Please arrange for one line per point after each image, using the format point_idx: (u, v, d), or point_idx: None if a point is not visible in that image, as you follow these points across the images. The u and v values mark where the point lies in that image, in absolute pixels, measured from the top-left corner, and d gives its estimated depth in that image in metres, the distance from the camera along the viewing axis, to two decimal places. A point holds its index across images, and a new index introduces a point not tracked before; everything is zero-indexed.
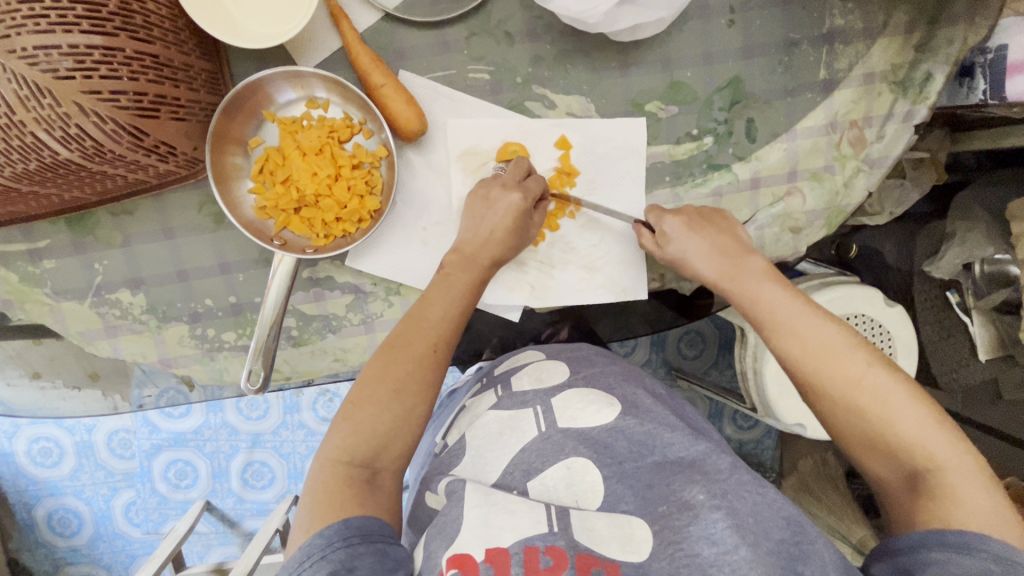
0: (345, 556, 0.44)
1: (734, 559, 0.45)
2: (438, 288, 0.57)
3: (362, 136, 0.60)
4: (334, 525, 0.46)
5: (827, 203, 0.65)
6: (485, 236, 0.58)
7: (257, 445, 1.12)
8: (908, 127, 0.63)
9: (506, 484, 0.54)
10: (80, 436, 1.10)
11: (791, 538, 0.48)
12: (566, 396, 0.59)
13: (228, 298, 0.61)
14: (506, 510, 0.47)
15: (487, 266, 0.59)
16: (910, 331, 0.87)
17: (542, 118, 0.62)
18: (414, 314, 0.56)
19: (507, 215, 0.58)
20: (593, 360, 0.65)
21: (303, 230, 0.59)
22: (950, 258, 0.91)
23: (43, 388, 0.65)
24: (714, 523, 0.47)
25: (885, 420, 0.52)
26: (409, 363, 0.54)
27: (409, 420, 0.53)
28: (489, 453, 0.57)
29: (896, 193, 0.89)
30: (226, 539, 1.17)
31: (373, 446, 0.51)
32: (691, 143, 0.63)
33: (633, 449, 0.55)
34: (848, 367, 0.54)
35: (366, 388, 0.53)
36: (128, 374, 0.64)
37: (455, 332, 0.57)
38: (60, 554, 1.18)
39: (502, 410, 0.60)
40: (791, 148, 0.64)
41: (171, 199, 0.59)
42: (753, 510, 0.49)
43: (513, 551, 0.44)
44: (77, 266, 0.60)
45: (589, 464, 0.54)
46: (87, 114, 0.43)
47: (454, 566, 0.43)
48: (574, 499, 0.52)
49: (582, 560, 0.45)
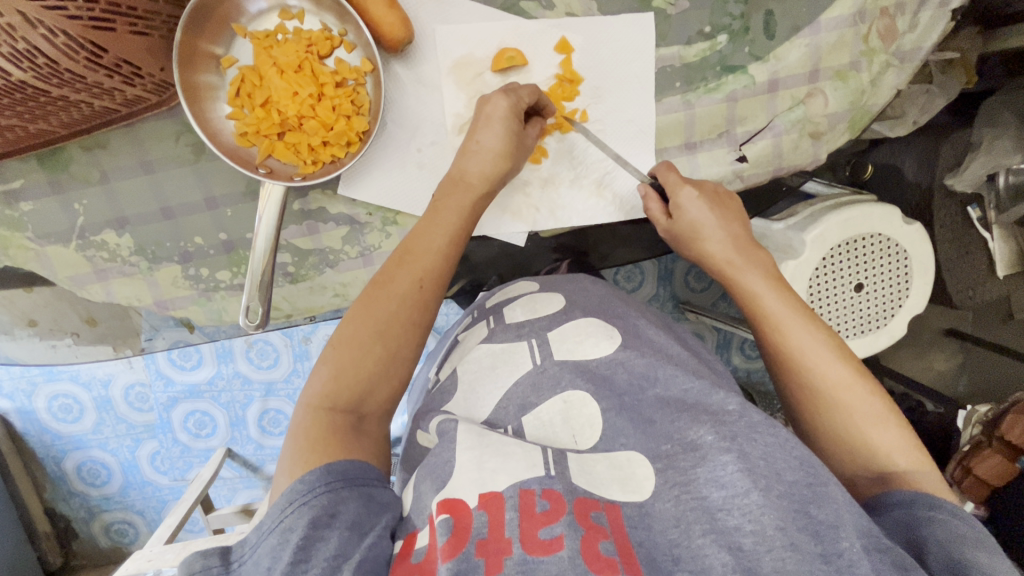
0: (327, 502, 0.41)
1: (745, 503, 0.41)
2: (426, 219, 0.55)
3: (343, 50, 0.55)
4: (317, 470, 0.43)
5: (851, 104, 0.60)
6: (475, 151, 0.55)
7: (271, 394, 1.11)
8: (946, 11, 0.58)
9: (498, 419, 0.52)
10: (97, 392, 1.09)
11: (804, 480, 0.43)
12: (563, 329, 0.57)
13: (218, 235, 0.58)
14: (500, 452, 0.45)
15: (477, 184, 0.56)
16: (926, 249, 0.83)
17: (539, 19, 0.56)
18: (407, 248, 0.54)
19: (496, 121, 0.54)
20: (590, 290, 0.63)
21: (289, 156, 0.55)
22: (975, 168, 0.86)
23: (55, 348, 0.65)
24: (723, 466, 0.43)
25: (856, 424, 0.53)
26: (392, 303, 0.52)
27: (394, 362, 0.51)
28: (480, 388, 0.55)
29: (921, 101, 0.82)
30: (251, 483, 1.21)
31: (357, 391, 0.49)
32: (703, 43, 0.58)
33: (634, 381, 0.52)
34: (828, 370, 0.54)
35: (348, 329, 0.51)
36: (136, 330, 0.64)
37: (445, 264, 0.55)
38: (94, 502, 1.22)
39: (494, 344, 0.58)
40: (813, 43, 0.58)
41: (145, 129, 0.55)
42: (764, 452, 0.44)
43: (507, 495, 0.42)
44: (56, 207, 0.57)
45: (587, 397, 0.51)
46: (34, 26, 0.39)
47: (444, 510, 0.41)
48: (572, 436, 0.50)
49: (580, 505, 0.42)
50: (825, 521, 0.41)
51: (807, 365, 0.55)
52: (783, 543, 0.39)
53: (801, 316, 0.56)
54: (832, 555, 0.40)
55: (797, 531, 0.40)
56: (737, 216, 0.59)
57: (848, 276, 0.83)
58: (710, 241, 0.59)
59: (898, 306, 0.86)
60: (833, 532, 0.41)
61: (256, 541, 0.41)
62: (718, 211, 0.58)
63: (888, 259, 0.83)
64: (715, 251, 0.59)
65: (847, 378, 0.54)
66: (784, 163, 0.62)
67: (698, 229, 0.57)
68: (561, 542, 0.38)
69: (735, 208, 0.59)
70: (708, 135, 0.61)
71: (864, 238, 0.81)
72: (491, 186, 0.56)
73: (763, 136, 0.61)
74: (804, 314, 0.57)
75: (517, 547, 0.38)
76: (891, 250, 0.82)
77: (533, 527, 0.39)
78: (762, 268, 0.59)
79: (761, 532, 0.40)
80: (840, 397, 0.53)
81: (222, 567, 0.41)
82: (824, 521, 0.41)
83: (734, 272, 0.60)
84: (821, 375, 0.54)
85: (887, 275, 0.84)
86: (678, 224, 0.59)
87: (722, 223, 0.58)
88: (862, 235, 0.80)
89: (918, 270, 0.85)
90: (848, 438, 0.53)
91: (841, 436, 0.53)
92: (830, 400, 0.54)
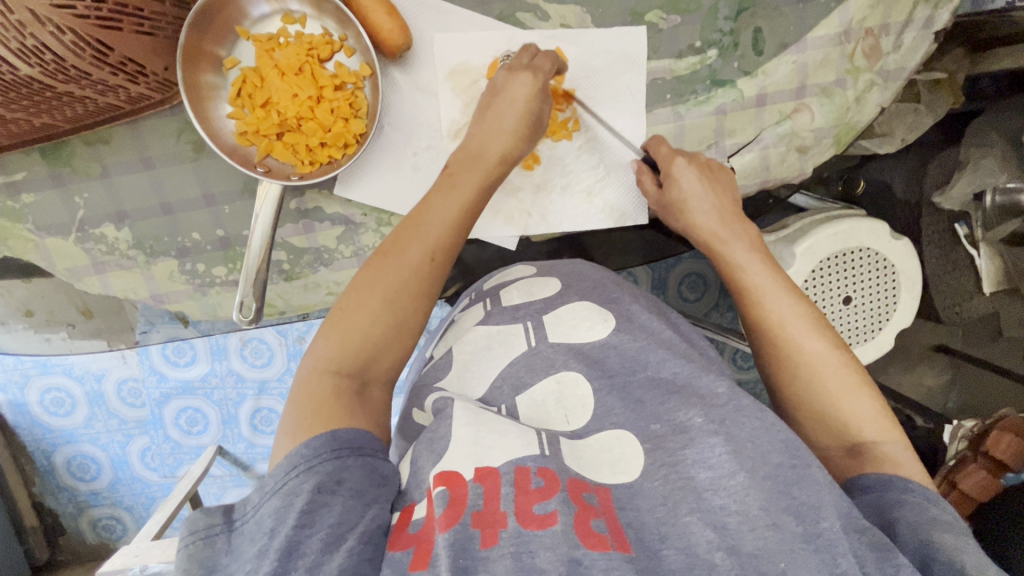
0: (332, 469, 0.40)
1: (731, 484, 0.42)
2: (441, 192, 0.54)
3: (343, 54, 0.56)
4: (322, 437, 0.42)
5: (836, 120, 0.62)
6: (494, 129, 0.55)
7: (265, 392, 1.12)
8: (928, 34, 0.60)
9: (493, 398, 0.54)
10: (90, 386, 1.09)
11: (788, 462, 0.44)
12: (559, 312, 0.57)
13: (216, 231, 0.60)
14: (496, 430, 0.46)
15: (494, 164, 0.56)
16: (914, 264, 0.85)
17: (534, 30, 0.58)
18: (415, 215, 0.53)
19: (518, 100, 0.55)
20: (586, 274, 0.62)
21: (287, 156, 0.56)
22: (962, 187, 0.87)
23: (49, 340, 0.66)
24: (711, 448, 0.44)
25: (828, 397, 0.53)
26: (404, 271, 0.51)
27: (403, 332, 0.50)
28: (475, 366, 0.56)
29: (909, 120, 0.83)
30: (241, 480, 1.21)
31: (363, 356, 0.48)
32: (694, 57, 0.59)
33: (625, 363, 0.53)
34: (806, 343, 0.54)
35: (356, 294, 0.50)
36: (130, 326, 0.66)
37: (456, 236, 0.53)
38: (82, 497, 1.22)
39: (491, 324, 0.59)
40: (800, 60, 0.60)
41: (147, 127, 0.57)
42: (751, 435, 0.45)
43: (503, 471, 0.42)
44: (57, 200, 0.58)
45: (579, 378, 0.52)
46: (42, 23, 0.40)
47: (441, 483, 0.41)
48: (563, 415, 0.51)
49: (573, 484, 0.43)
50: (807, 501, 0.42)
51: (787, 337, 0.55)
52: (766, 522, 0.40)
53: (782, 289, 0.57)
54: (811, 535, 0.41)
55: (780, 511, 0.41)
56: (727, 192, 0.60)
57: (837, 288, 0.84)
58: (698, 213, 0.59)
59: (885, 320, 0.87)
60: (815, 513, 0.41)
61: (259, 503, 0.40)
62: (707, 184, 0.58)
63: (875, 272, 0.85)
64: (702, 224, 0.59)
65: (828, 351, 0.54)
66: (770, 175, 0.64)
67: (687, 200, 0.58)
68: (555, 517, 0.38)
69: (725, 183, 0.60)
70: (697, 146, 0.62)
71: (852, 252, 0.83)
72: (505, 167, 0.57)
73: (750, 149, 0.63)
74: (785, 288, 0.57)
75: (511, 521, 0.39)
76: (878, 264, 0.84)
77: (528, 502, 0.40)
78: (747, 240, 0.59)
79: (745, 512, 0.41)
80: (819, 372, 0.53)
81: (225, 525, 0.40)
82: (807, 501, 0.42)
83: (718, 246, 0.60)
84: (799, 349, 0.54)
85: (874, 288, 0.85)
86: (667, 194, 0.59)
87: (710, 195, 0.58)
88: (850, 248, 0.82)
89: (906, 284, 0.86)
90: (822, 413, 0.53)
91: (818, 412, 0.53)
92: (809, 374, 0.54)
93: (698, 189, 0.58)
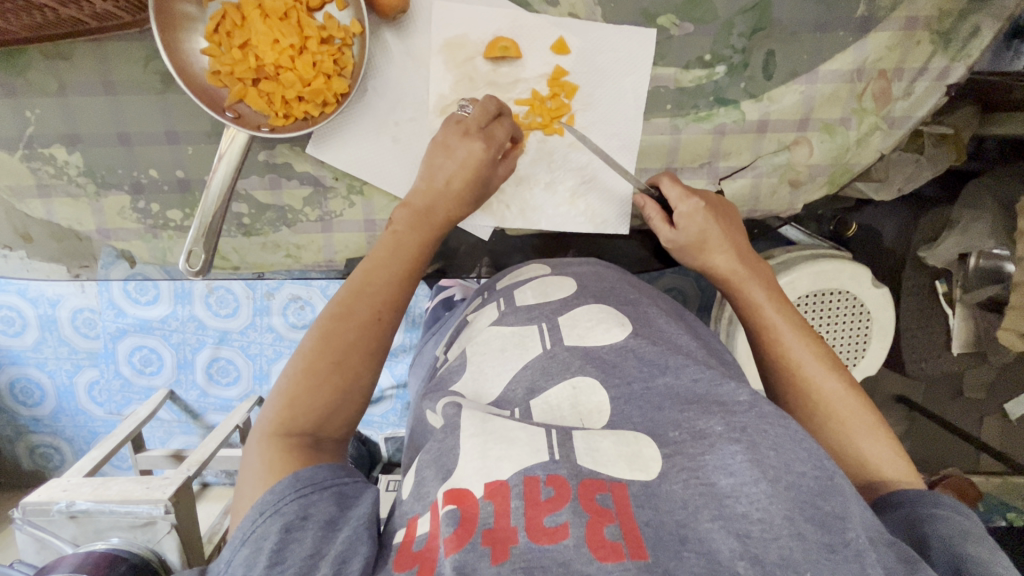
0: (298, 507, 0.38)
1: (754, 492, 0.36)
2: (387, 246, 0.51)
3: (335, 6, 0.53)
4: (284, 480, 0.40)
5: (833, 158, 0.60)
6: (442, 189, 0.52)
7: (223, 343, 1.05)
8: (941, 85, 0.58)
9: (505, 401, 0.47)
10: (44, 309, 1.02)
11: (812, 472, 0.38)
12: (574, 314, 0.52)
13: (175, 172, 0.56)
14: (505, 438, 0.39)
15: (441, 225, 0.53)
16: (889, 315, 0.84)
17: (541, 14, 0.55)
18: (358, 278, 0.49)
19: (466, 166, 0.52)
20: (604, 275, 0.57)
21: (261, 105, 0.52)
22: (948, 248, 0.85)
23: (4, 258, 0.58)
24: (732, 455, 0.38)
25: (846, 438, 0.50)
26: (352, 332, 0.47)
27: (354, 392, 0.46)
28: (489, 369, 0.50)
29: (908, 170, 0.75)
30: (189, 429, 1.14)
31: (316, 415, 0.44)
32: (701, 70, 0.57)
33: (643, 368, 0.46)
34: (822, 385, 0.51)
35: (304, 359, 0.45)
36: (96, 254, 0.58)
37: (402, 297, 0.50)
38: (22, 422, 1.14)
39: (505, 326, 0.53)
40: (808, 91, 0.58)
41: (114, 48, 0.53)
42: (774, 442, 0.39)
43: (512, 483, 0.37)
44: (8, 112, 0.54)
45: (596, 385, 0.46)
46: None
47: (450, 501, 0.37)
48: (579, 419, 0.44)
49: (586, 488, 0.37)
50: (832, 511, 0.37)
51: (805, 376, 0.52)
52: (790, 532, 0.35)
53: (796, 327, 0.54)
54: (838, 544, 0.35)
55: (803, 520, 0.36)
56: (737, 228, 0.58)
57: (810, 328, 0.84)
58: (719, 250, 0.57)
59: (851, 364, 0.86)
60: (840, 522, 0.36)
61: (229, 555, 0.37)
62: (721, 219, 0.57)
63: (850, 317, 0.84)
64: (721, 264, 0.57)
65: (841, 391, 0.51)
66: (759, 206, 0.62)
67: (704, 240, 0.56)
68: (566, 531, 0.34)
69: (735, 221, 0.58)
70: (690, 163, 0.60)
71: (831, 293, 0.81)
72: (450, 227, 0.54)
73: (743, 174, 0.61)
74: (799, 325, 0.54)
75: (522, 537, 0.34)
76: (853, 309, 0.83)
77: (538, 515, 0.35)
78: (763, 277, 0.57)
79: (769, 521, 0.35)
80: (833, 409, 0.51)
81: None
82: (831, 511, 0.37)
83: (737, 282, 0.57)
84: (814, 389, 0.51)
85: (847, 332, 0.84)
86: (683, 237, 0.57)
87: (726, 231, 0.57)
88: (829, 290, 0.81)
89: (877, 332, 0.85)
90: (841, 453, 0.50)
91: (835, 446, 0.50)
92: (825, 412, 0.51)
93: (711, 228, 0.56)
